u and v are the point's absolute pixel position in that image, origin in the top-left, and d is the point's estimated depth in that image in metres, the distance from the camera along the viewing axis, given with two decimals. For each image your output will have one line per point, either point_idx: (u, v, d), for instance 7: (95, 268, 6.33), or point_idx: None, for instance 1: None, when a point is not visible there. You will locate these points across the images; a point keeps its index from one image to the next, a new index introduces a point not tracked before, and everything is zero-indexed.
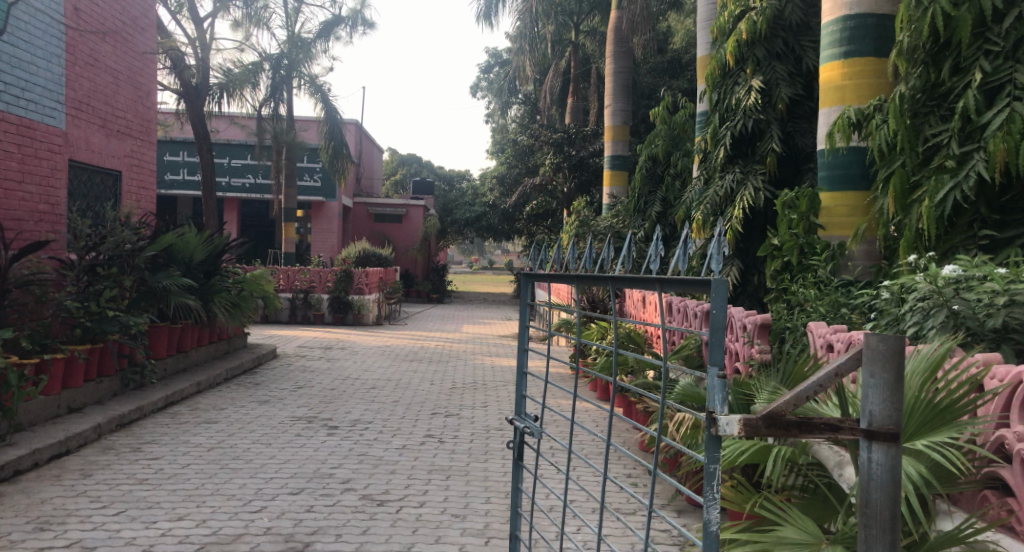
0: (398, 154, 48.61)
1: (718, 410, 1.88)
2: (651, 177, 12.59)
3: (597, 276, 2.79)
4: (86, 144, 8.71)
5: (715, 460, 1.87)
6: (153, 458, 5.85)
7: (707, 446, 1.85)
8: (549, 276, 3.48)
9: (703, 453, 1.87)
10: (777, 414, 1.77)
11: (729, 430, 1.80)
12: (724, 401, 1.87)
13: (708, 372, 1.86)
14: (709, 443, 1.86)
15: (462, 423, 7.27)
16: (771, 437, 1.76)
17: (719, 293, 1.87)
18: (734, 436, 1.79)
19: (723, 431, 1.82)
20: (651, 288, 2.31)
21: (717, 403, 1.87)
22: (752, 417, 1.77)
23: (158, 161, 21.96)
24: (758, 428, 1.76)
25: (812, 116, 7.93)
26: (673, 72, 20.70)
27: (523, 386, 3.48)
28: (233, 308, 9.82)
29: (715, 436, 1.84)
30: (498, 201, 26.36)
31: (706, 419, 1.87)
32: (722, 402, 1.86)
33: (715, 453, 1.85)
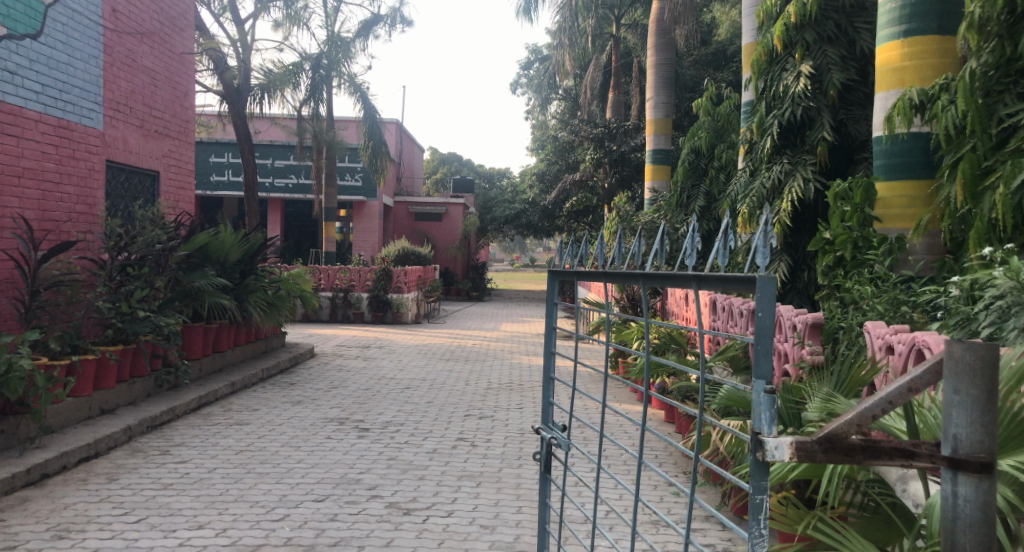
0: (439, 152, 48.56)
1: (766, 430, 1.60)
2: (694, 169, 12.18)
3: (630, 273, 2.57)
4: (123, 144, 8.68)
5: (761, 490, 1.60)
6: (181, 462, 5.74)
7: (753, 473, 1.58)
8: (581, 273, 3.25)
9: (748, 481, 1.60)
10: (838, 436, 1.50)
11: (779, 456, 1.53)
12: (772, 419, 1.59)
13: (752, 386, 1.59)
14: (755, 470, 1.59)
15: (496, 426, 7.03)
16: (830, 465, 1.48)
17: (767, 293, 1.59)
18: (786, 462, 1.53)
19: (771, 457, 1.55)
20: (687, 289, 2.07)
21: (763, 423, 1.60)
22: (807, 439, 1.50)
23: (203, 163, 22.17)
24: (813, 453, 1.49)
25: (866, 103, 7.53)
26: (717, 64, 20.24)
27: (550, 393, 3.26)
28: (269, 308, 9.74)
29: (763, 463, 1.56)
30: (538, 198, 26.09)
31: (751, 441, 1.60)
32: (770, 421, 1.58)
33: (763, 482, 1.58)
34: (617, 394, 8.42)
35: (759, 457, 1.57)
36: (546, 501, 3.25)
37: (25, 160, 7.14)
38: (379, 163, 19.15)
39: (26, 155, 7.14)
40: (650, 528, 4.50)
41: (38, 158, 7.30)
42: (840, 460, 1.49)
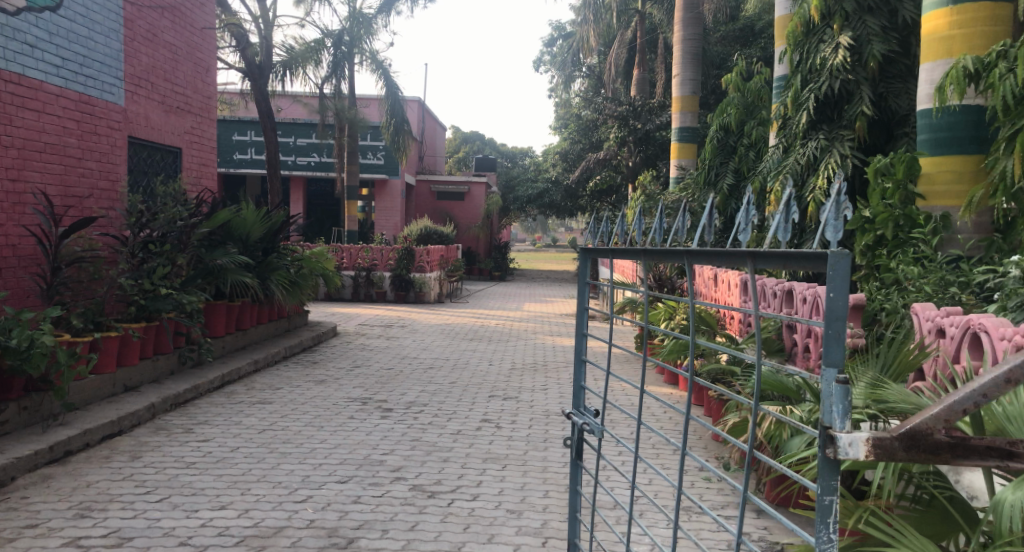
0: (461, 131, 48.26)
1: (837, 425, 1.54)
2: (723, 147, 11.89)
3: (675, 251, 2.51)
4: (145, 120, 8.61)
5: (830, 491, 1.53)
6: (203, 440, 5.67)
7: (823, 472, 1.51)
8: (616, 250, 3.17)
9: (815, 481, 1.52)
10: (923, 432, 1.49)
11: (854, 453, 1.49)
12: (844, 411, 1.51)
13: (824, 375, 1.51)
14: (824, 468, 1.52)
15: (521, 408, 6.91)
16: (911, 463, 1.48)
17: (840, 269, 1.49)
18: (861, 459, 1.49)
19: (844, 455, 1.50)
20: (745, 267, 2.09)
21: (832, 418, 1.55)
22: (888, 435, 1.49)
23: (226, 141, 22.15)
24: (894, 449, 1.48)
25: (907, 75, 7.25)
26: (745, 41, 19.78)
27: (582, 376, 3.12)
28: (292, 286, 9.67)
29: (833, 460, 1.51)
30: (561, 177, 25.82)
31: (819, 438, 1.54)
32: (843, 414, 1.51)
33: (831, 481, 1.53)
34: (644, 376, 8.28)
35: (827, 455, 1.52)
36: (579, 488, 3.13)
37: (47, 135, 7.07)
38: (402, 141, 18.98)
39: (47, 130, 7.07)
40: (683, 515, 4.37)
41: (59, 133, 7.24)
42: (923, 458, 1.49)
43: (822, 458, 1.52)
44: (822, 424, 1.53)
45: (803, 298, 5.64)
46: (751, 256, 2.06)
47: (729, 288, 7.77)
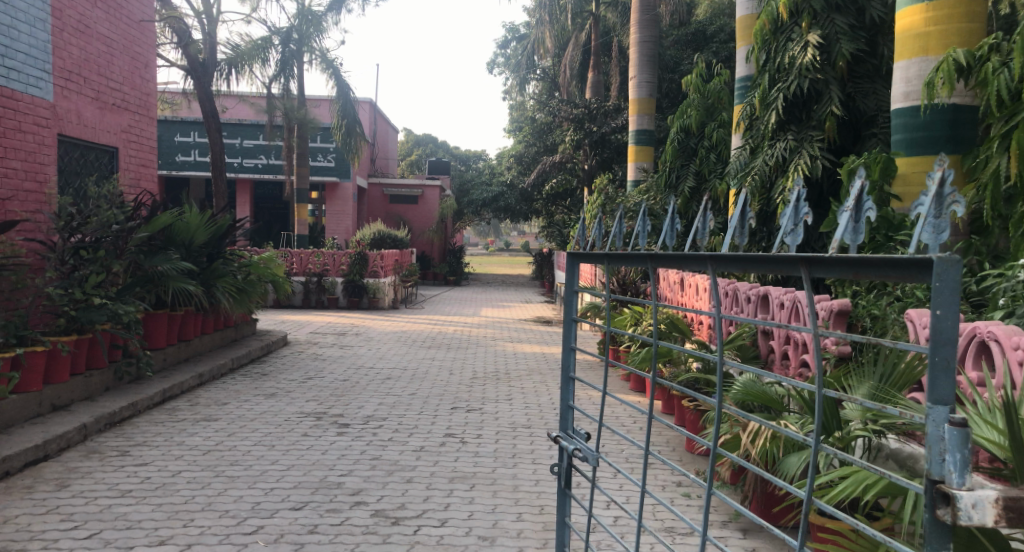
0: (414, 134, 47.67)
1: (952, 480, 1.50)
2: (684, 149, 11.72)
3: (695, 259, 2.62)
4: (76, 117, 8.03)
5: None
6: (141, 464, 5.18)
7: (936, 534, 1.49)
8: (621, 255, 3.15)
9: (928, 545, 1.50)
10: None
11: (975, 518, 1.45)
12: (961, 465, 1.48)
13: (939, 418, 1.48)
14: (936, 529, 1.50)
15: (485, 420, 6.56)
16: None
17: (946, 283, 1.48)
18: (982, 525, 1.45)
19: (966, 518, 1.46)
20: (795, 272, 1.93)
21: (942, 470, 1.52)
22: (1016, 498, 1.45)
23: (169, 143, 21.32)
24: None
25: (874, 75, 7.13)
26: (698, 44, 19.79)
27: (570, 396, 2.94)
28: (239, 294, 9.14)
29: (948, 524, 1.48)
30: (516, 181, 25.53)
31: (928, 495, 1.51)
32: (961, 471, 1.48)
33: (941, 543, 1.50)
34: (611, 384, 8.03)
35: (936, 517, 1.49)
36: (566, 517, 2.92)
37: None
38: (353, 144, 18.42)
39: None
40: (667, 537, 4.07)
41: None
42: None
43: (931, 520, 1.49)
44: (934, 479, 1.50)
45: (779, 302, 5.43)
46: (805, 263, 1.86)
47: (696, 292, 7.59)
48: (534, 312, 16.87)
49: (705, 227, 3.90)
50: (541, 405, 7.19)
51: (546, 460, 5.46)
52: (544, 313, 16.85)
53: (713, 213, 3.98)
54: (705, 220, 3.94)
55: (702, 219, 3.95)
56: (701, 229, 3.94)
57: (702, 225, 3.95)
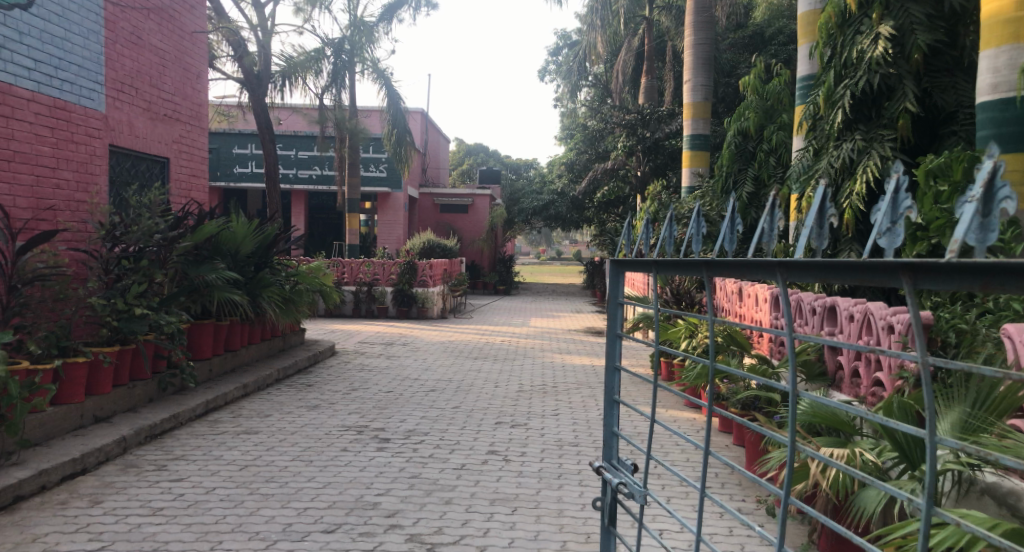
0: (465, 143, 47.76)
1: None
2: (741, 153, 11.26)
3: (758, 264, 2.29)
4: (128, 128, 8.04)
5: None
6: (177, 480, 5.05)
7: None
8: (671, 264, 2.84)
9: None
10: None
11: None
12: None
13: None
14: None
15: (531, 437, 6.27)
16: None
17: None
18: None
19: None
20: (891, 279, 1.81)
21: None
22: None
23: (226, 155, 21.63)
24: None
25: (954, 68, 6.62)
26: (755, 48, 19.27)
27: (614, 422, 2.77)
28: (285, 304, 9.03)
29: None
30: (567, 189, 25.22)
31: None
32: None
33: None
34: (665, 399, 7.68)
35: None
36: (612, 543, 2.86)
37: (16, 142, 6.51)
38: (403, 153, 18.35)
39: (17, 138, 6.51)
40: None
41: (31, 141, 6.67)
42: None
43: None
44: None
45: (848, 314, 5.02)
46: (910, 271, 1.75)
47: (756, 302, 7.19)
48: (585, 322, 16.50)
49: (774, 227, 3.65)
50: (590, 421, 6.88)
51: (594, 481, 5.15)
52: (595, 322, 16.48)
53: (781, 214, 3.69)
54: (770, 216, 3.68)
55: (768, 214, 3.68)
56: (768, 231, 3.68)
57: (770, 222, 3.69)
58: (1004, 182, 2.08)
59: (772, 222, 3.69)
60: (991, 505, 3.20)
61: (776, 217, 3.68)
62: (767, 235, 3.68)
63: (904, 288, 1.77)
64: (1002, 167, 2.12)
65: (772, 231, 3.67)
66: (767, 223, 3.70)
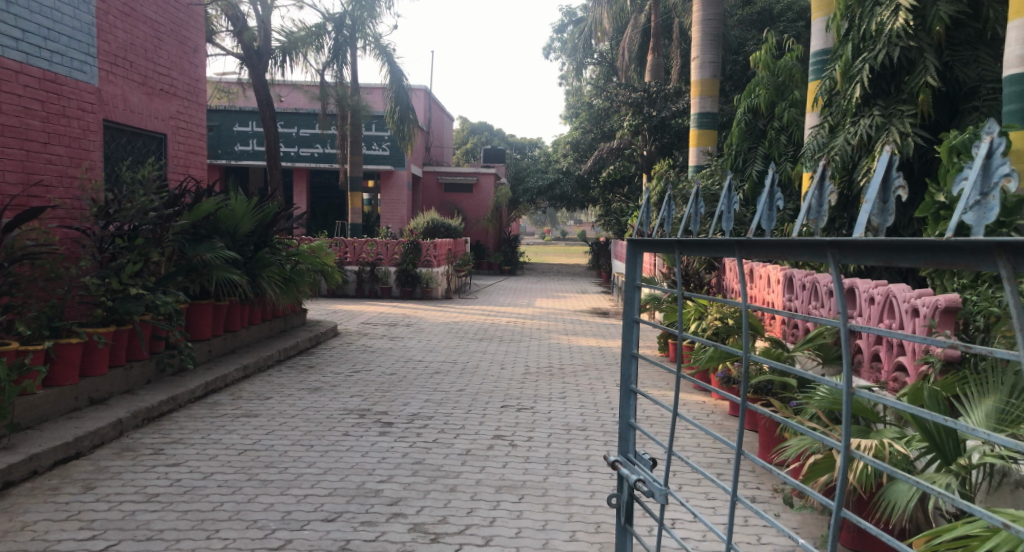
0: (469, 122, 47.37)
1: None
2: (751, 131, 10.99)
3: (800, 243, 2.08)
4: (123, 103, 7.83)
5: None
6: (173, 465, 4.89)
7: None
8: (691, 244, 2.64)
9: None
10: None
11: None
12: None
13: None
14: None
15: (538, 421, 6.11)
16: None
17: None
18: None
19: None
20: (980, 262, 1.63)
21: None
22: None
23: (227, 133, 21.39)
24: None
25: (976, 41, 6.39)
26: (762, 24, 18.92)
27: (631, 412, 2.79)
28: (286, 284, 8.85)
29: None
30: (572, 168, 24.96)
31: None
32: None
33: None
34: (674, 383, 7.51)
35: None
36: (628, 540, 2.84)
37: (3, 115, 6.30)
38: (406, 131, 18.06)
39: (5, 111, 6.31)
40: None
41: (20, 115, 6.48)
42: None
43: None
44: None
45: (868, 297, 4.83)
46: (1006, 250, 1.57)
47: (768, 284, 6.99)
48: (590, 303, 16.31)
49: (823, 204, 3.39)
50: (598, 404, 6.72)
51: (603, 468, 4.99)
52: (600, 303, 16.31)
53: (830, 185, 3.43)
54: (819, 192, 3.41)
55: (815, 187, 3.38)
56: (814, 209, 3.43)
57: (818, 201, 3.42)
58: (999, 161, 2.52)
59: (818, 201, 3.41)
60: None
61: (827, 191, 3.39)
62: (813, 213, 3.44)
63: (998, 271, 1.59)
64: (998, 149, 2.55)
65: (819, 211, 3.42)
66: (814, 203, 3.43)
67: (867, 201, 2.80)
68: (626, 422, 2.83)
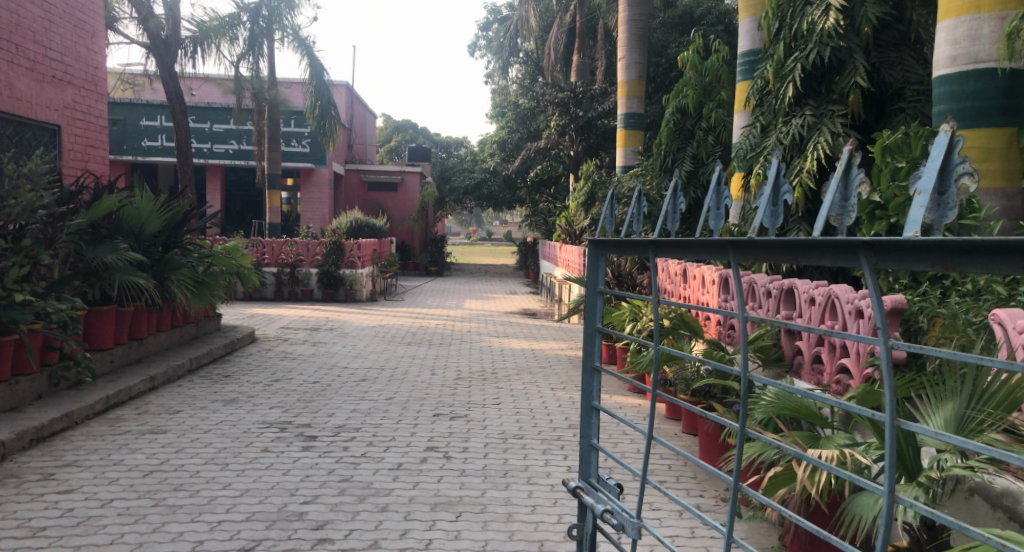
0: (393, 120, 46.60)
1: None
2: (680, 131, 10.92)
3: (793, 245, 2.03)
4: (6, 90, 7.17)
5: None
6: (66, 491, 4.38)
7: None
8: (670, 250, 2.65)
9: None
10: None
11: None
12: None
13: None
14: None
15: (472, 430, 5.82)
16: None
17: None
18: None
19: None
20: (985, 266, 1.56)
21: None
22: None
23: (134, 128, 20.29)
24: None
25: (901, 43, 6.37)
26: (684, 27, 19.10)
27: (593, 433, 2.95)
28: (198, 288, 8.28)
29: None
30: (499, 167, 24.73)
31: None
32: None
33: None
34: (610, 386, 7.33)
35: None
36: None
37: None
38: (328, 127, 17.45)
39: None
40: None
41: None
42: None
43: None
44: None
45: (809, 297, 4.72)
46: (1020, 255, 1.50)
47: (702, 284, 6.89)
48: (518, 304, 16.08)
49: (852, 198, 2.37)
50: (533, 410, 6.47)
51: (543, 479, 4.74)
52: (528, 304, 16.11)
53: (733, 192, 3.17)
54: (843, 183, 2.41)
55: (838, 177, 2.40)
56: (838, 203, 2.40)
57: (844, 195, 2.42)
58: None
59: (846, 194, 2.41)
60: (982, 504, 2.89)
61: (855, 180, 2.38)
62: (837, 210, 2.41)
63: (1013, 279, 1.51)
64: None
65: (847, 208, 2.39)
66: (838, 198, 2.41)
67: (920, 193, 1.95)
68: (588, 443, 2.99)
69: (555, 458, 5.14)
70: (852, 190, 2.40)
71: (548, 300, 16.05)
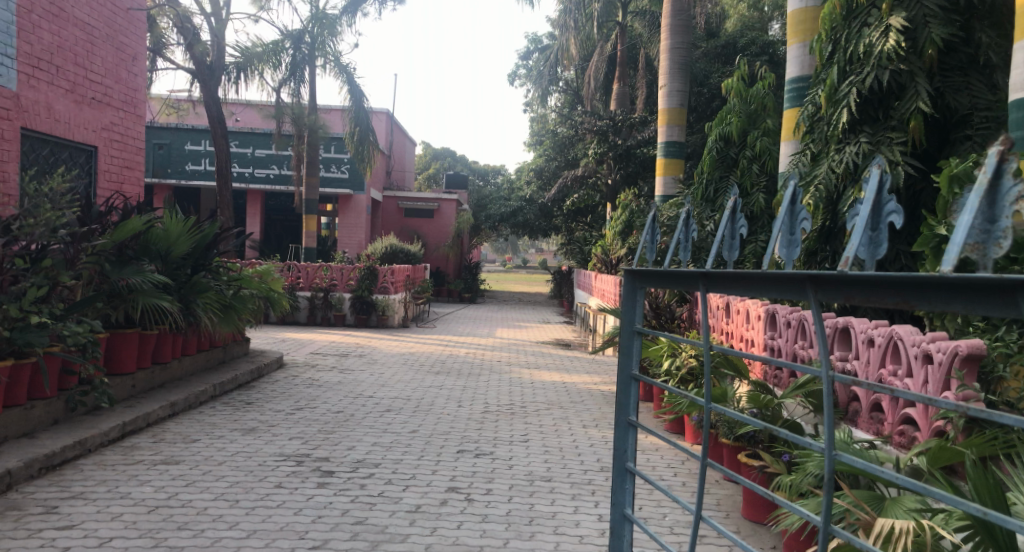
0: (432, 147, 46.86)
1: None
2: (723, 160, 10.51)
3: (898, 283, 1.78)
4: (44, 111, 7.12)
5: None
6: (66, 527, 4.14)
7: None
8: (731, 286, 2.36)
9: None
10: None
11: None
12: None
13: None
14: None
15: (498, 469, 5.48)
16: None
17: None
18: None
19: None
20: None
21: None
22: None
23: (178, 151, 20.52)
24: None
25: (969, 67, 5.94)
26: (727, 57, 18.79)
27: (628, 502, 2.74)
28: (224, 312, 8.10)
29: None
30: (536, 195, 24.52)
31: None
32: None
33: None
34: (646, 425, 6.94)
35: None
36: None
37: None
38: (366, 153, 17.42)
39: None
40: None
41: None
42: None
43: None
44: None
45: (867, 338, 4.31)
46: None
47: (746, 319, 6.51)
48: (552, 334, 15.72)
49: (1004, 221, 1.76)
50: (564, 450, 6.11)
51: (572, 529, 4.37)
52: (562, 334, 15.73)
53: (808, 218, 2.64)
54: (987, 197, 1.81)
55: (982, 192, 1.80)
56: (980, 227, 1.79)
57: (990, 214, 1.80)
58: None
59: (995, 214, 1.79)
60: None
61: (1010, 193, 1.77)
62: (977, 236, 1.80)
63: None
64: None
65: (995, 233, 1.78)
66: (979, 219, 1.80)
67: None
68: (622, 513, 2.78)
69: (585, 505, 4.78)
70: (1003, 208, 1.78)
71: (582, 331, 15.67)
